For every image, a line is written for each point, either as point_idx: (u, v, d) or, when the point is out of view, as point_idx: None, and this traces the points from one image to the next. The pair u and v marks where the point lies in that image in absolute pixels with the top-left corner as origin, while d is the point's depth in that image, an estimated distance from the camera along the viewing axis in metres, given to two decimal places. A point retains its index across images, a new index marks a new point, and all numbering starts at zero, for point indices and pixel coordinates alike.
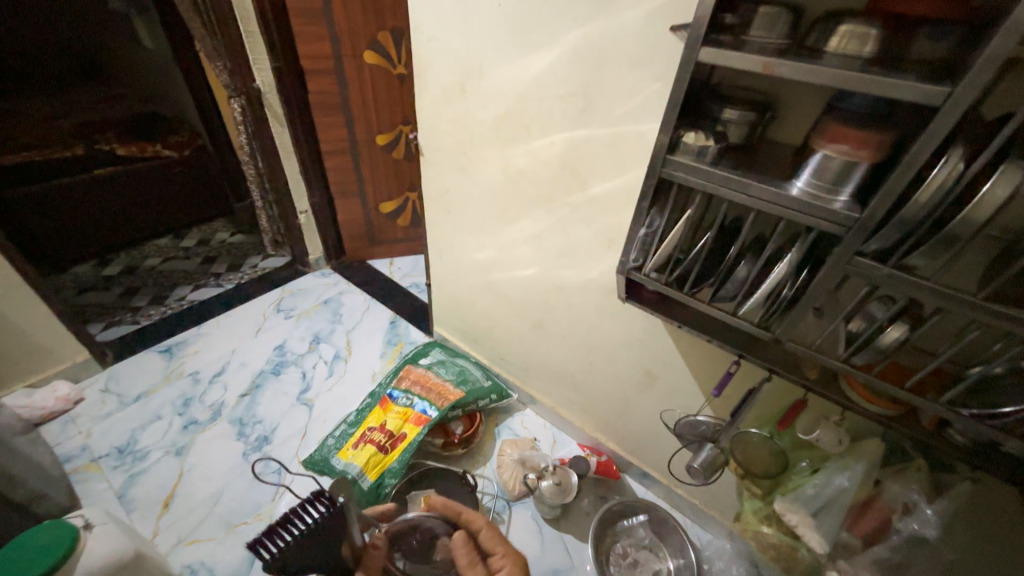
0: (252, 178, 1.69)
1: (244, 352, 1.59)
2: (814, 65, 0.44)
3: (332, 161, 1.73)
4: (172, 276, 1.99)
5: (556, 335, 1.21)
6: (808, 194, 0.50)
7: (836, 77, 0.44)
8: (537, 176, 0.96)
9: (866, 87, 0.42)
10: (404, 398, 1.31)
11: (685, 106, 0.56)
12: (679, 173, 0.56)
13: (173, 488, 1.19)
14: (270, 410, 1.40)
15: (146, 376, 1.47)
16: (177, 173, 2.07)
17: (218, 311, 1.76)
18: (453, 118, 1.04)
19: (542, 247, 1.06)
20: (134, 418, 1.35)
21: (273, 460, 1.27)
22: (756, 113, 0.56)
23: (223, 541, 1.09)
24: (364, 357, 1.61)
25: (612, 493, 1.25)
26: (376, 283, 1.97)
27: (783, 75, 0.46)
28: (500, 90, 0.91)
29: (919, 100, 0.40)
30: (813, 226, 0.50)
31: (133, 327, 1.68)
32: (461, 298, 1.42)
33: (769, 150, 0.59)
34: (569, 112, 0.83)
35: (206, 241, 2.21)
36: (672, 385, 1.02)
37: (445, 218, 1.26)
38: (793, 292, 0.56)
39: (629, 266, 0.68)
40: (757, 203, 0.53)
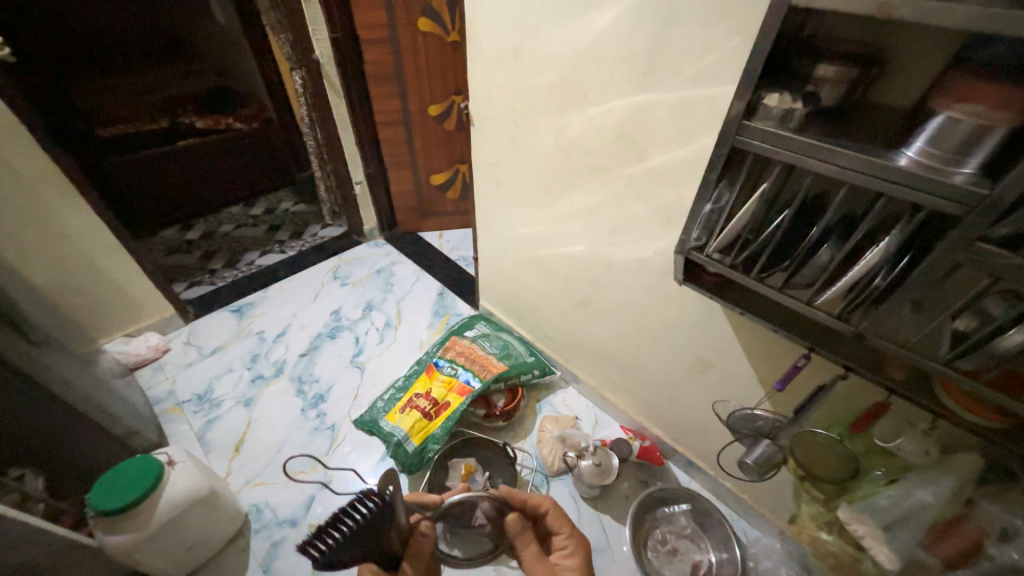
0: (312, 149, 1.76)
1: (304, 315, 1.69)
2: (945, 4, 0.35)
3: (386, 133, 1.75)
4: (243, 242, 2.14)
5: (604, 315, 1.16)
6: (920, 166, 0.42)
7: (975, 17, 0.35)
8: (592, 146, 0.90)
9: (1018, 28, 0.33)
10: (449, 368, 1.34)
11: (770, 63, 0.48)
12: (756, 142, 0.50)
13: (243, 434, 1.31)
14: (326, 370, 1.49)
15: (221, 332, 1.61)
16: (246, 145, 2.19)
17: (281, 276, 1.88)
18: (505, 84, 0.99)
19: (594, 223, 1.01)
20: (211, 369, 1.49)
21: (328, 417, 1.36)
22: (859, 67, 0.48)
23: (284, 486, 1.20)
24: (412, 326, 1.66)
25: (653, 479, 1.22)
26: (425, 254, 2.00)
27: (901, 18, 0.38)
28: (556, 53, 0.85)
29: None
30: (921, 205, 0.42)
31: (211, 288, 1.84)
32: (508, 273, 1.41)
33: (870, 113, 0.50)
34: (631, 75, 0.76)
35: (272, 210, 2.35)
36: (727, 375, 0.95)
37: (494, 190, 1.23)
38: (885, 284, 0.49)
39: (689, 246, 0.62)
40: (850, 176, 0.45)
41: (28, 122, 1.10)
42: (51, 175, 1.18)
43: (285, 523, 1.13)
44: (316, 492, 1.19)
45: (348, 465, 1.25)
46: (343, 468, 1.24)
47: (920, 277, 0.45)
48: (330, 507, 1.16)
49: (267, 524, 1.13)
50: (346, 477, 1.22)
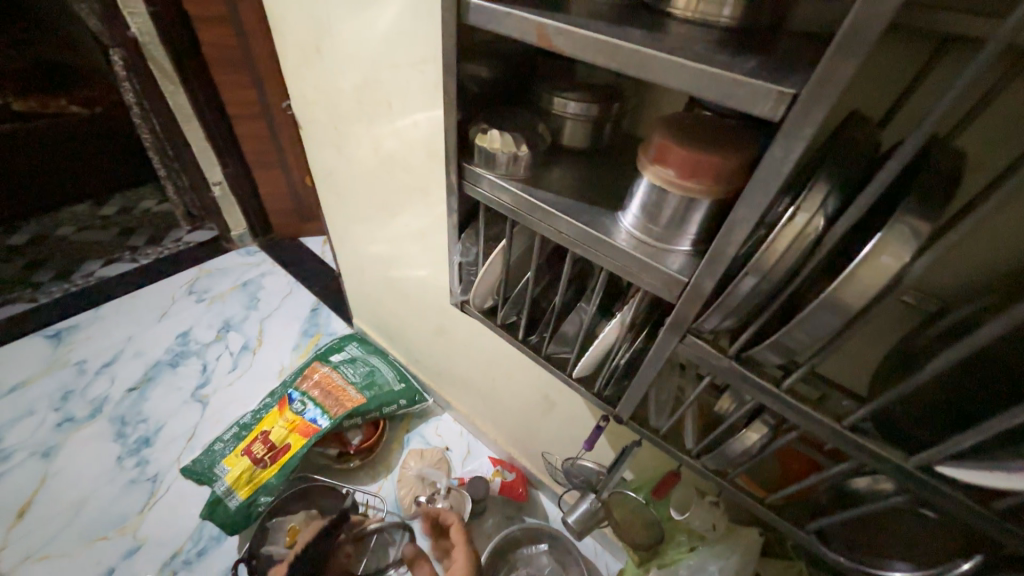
0: (149, 143, 1.49)
1: (142, 339, 1.44)
2: (592, 35, 0.27)
3: (244, 126, 1.53)
4: (85, 248, 1.72)
5: (458, 345, 1.05)
6: (635, 241, 0.34)
7: (631, 62, 0.27)
8: (409, 163, 0.78)
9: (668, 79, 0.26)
10: (298, 403, 1.15)
11: (477, 87, 0.40)
12: (484, 193, 0.41)
13: (31, 495, 1.09)
14: (158, 406, 1.28)
15: (28, 364, 1.34)
16: (86, 133, 1.77)
17: (122, 291, 1.58)
18: (317, 84, 0.84)
19: (430, 247, 0.89)
20: (5, 412, 1.23)
21: (150, 466, 1.16)
22: (598, 107, 0.39)
23: (75, 559, 1.00)
24: (274, 348, 1.45)
25: (520, 515, 1.13)
26: (304, 262, 1.78)
27: (562, 51, 0.29)
28: (353, 52, 0.72)
29: (736, 106, 0.24)
30: (634, 282, 0.35)
31: (28, 307, 1.49)
32: (370, 293, 1.25)
33: (629, 155, 0.43)
34: (425, 85, 0.65)
35: (128, 210, 1.91)
36: (571, 413, 0.88)
37: (337, 203, 1.07)
38: (629, 358, 0.41)
39: (458, 300, 0.51)
40: (566, 242, 0.37)
41: None
42: None
43: None
44: (116, 564, 1.00)
45: (164, 526, 1.06)
46: (157, 530, 1.05)
47: (651, 364, 0.37)
48: None
49: None
50: (160, 540, 1.04)
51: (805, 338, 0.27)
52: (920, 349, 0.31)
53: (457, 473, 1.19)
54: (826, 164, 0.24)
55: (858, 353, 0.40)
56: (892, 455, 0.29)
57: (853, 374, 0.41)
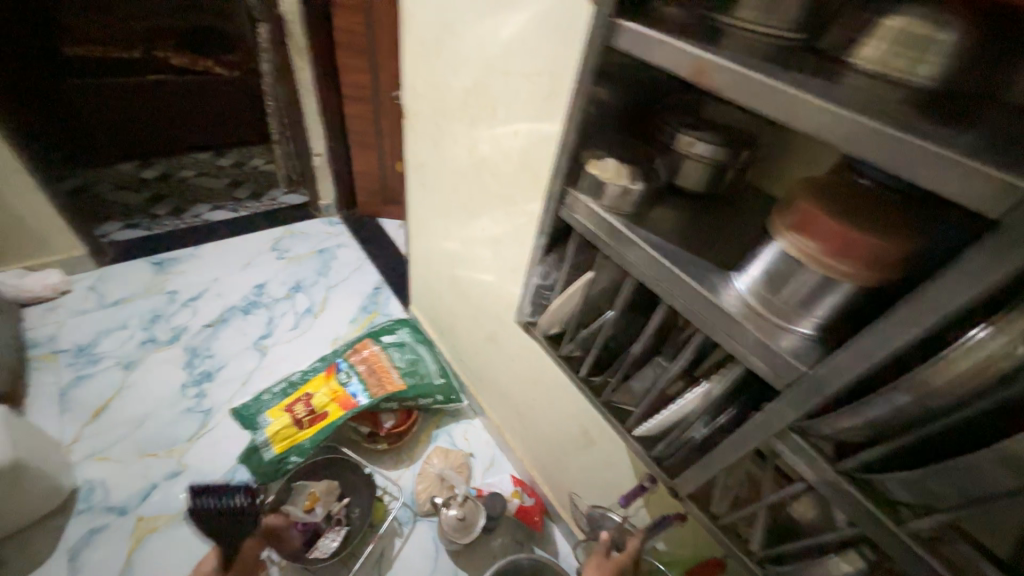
0: (271, 110, 1.63)
1: (226, 282, 1.58)
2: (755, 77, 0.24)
3: (352, 107, 1.62)
4: (198, 192, 1.93)
5: (505, 356, 1.03)
6: (746, 311, 0.30)
7: (799, 115, 0.23)
8: (499, 169, 0.78)
9: (846, 141, 0.22)
10: (344, 374, 1.19)
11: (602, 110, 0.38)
12: (581, 220, 0.38)
13: (108, 399, 1.22)
14: (224, 347, 1.38)
15: (132, 283, 1.52)
16: (224, 91, 1.99)
17: (219, 236, 1.74)
18: (430, 79, 0.87)
19: (500, 254, 0.88)
20: (105, 321, 1.40)
21: (207, 399, 1.25)
22: (728, 151, 0.35)
23: (129, 467, 1.10)
24: (334, 317, 1.53)
25: (530, 544, 1.08)
26: (378, 242, 1.86)
27: (715, 87, 0.26)
28: (471, 55, 0.73)
29: (936, 190, 0.20)
30: (730, 352, 0.31)
31: (144, 234, 1.69)
32: (431, 284, 1.27)
33: (748, 209, 0.39)
34: (534, 97, 0.64)
35: (240, 165, 2.11)
36: (608, 456, 0.83)
37: (421, 193, 1.10)
38: (703, 433, 0.37)
39: (524, 320, 0.49)
40: (660, 289, 0.34)
41: None
42: None
43: (113, 509, 1.03)
44: (160, 481, 1.09)
45: (206, 459, 1.14)
46: (198, 461, 1.13)
47: (732, 447, 0.33)
48: (169, 501, 1.06)
49: (94, 506, 1.03)
50: (198, 471, 1.11)
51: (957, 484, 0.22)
52: None
53: (476, 482, 1.18)
54: None
55: None
56: None
57: None
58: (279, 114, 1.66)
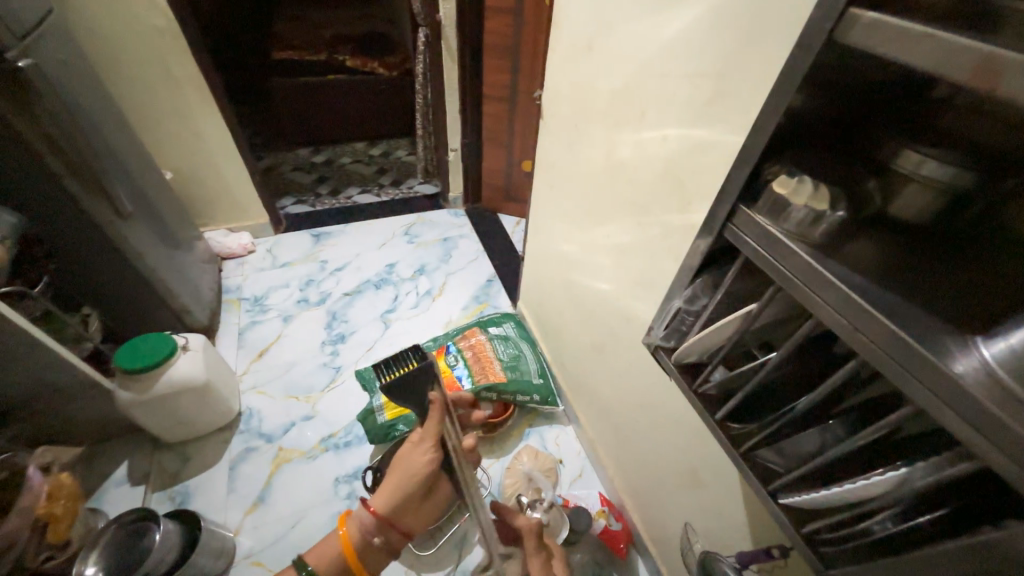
0: (420, 107, 1.79)
1: (365, 258, 1.79)
2: None
3: (490, 106, 1.70)
4: (352, 177, 2.22)
5: (612, 370, 0.99)
6: (994, 391, 0.22)
7: None
8: (637, 175, 0.73)
9: None
10: (452, 357, 1.26)
11: (797, 120, 0.32)
12: (750, 244, 0.33)
13: (270, 344, 1.48)
14: (357, 315, 1.57)
15: (296, 250, 1.81)
16: (382, 91, 2.24)
17: (364, 217, 1.97)
18: (575, 80, 0.86)
19: (623, 264, 0.84)
20: (275, 279, 1.69)
21: (339, 358, 1.44)
22: (973, 176, 0.27)
23: (277, 403, 1.32)
24: (448, 302, 1.63)
25: (611, 569, 1.03)
26: (495, 236, 1.94)
27: (1004, 91, 0.20)
28: (625, 55, 0.70)
29: None
30: (958, 439, 0.24)
31: (309, 209, 2.00)
32: (543, 284, 1.27)
33: (998, 254, 0.29)
34: (692, 101, 0.58)
35: (387, 155, 2.37)
36: (718, 504, 0.74)
37: (547, 193, 1.10)
38: (882, 525, 0.30)
39: (655, 343, 0.46)
40: (857, 342, 0.27)
41: (191, 39, 1.31)
42: (199, 85, 1.40)
43: (263, 435, 1.25)
44: (297, 421, 1.28)
45: (332, 410, 1.31)
46: (326, 410, 1.31)
47: (934, 557, 0.26)
48: (302, 439, 1.25)
49: (250, 429, 1.26)
50: (326, 419, 1.29)
51: None
52: None
53: (562, 490, 1.15)
54: None
55: None
56: None
57: None
58: (427, 111, 1.81)
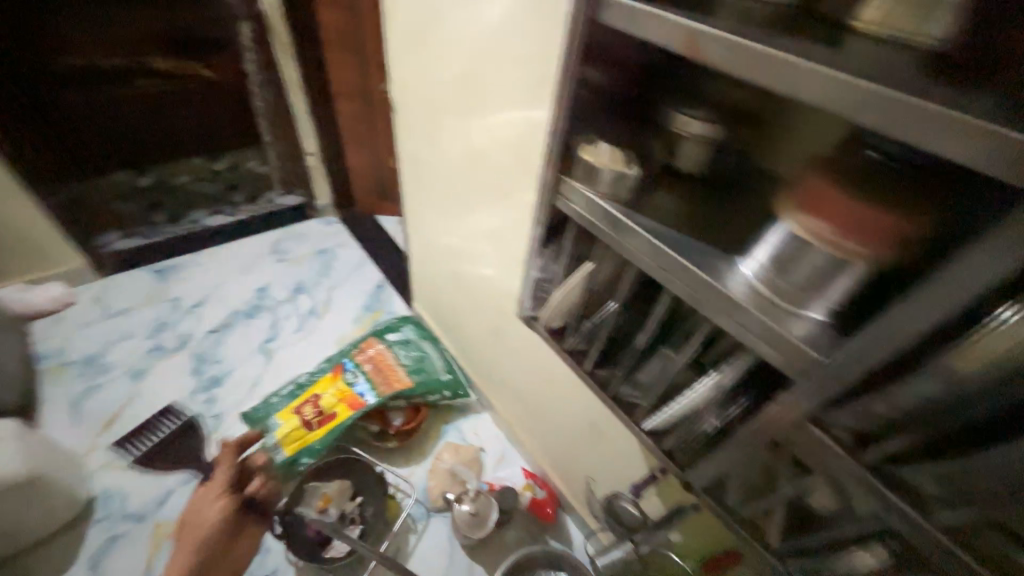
0: (262, 110, 1.61)
1: (229, 287, 1.58)
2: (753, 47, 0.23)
3: (344, 104, 1.60)
4: (196, 198, 1.92)
5: (510, 349, 1.02)
6: (753, 298, 0.29)
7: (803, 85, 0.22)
8: (495, 159, 0.76)
9: (857, 110, 0.21)
10: (350, 374, 1.19)
11: (596, 95, 0.36)
12: (579, 210, 0.37)
13: (119, 409, 1.23)
14: (231, 352, 1.39)
15: (136, 292, 1.52)
16: None
17: (219, 241, 1.73)
18: (419, 71, 0.85)
19: (500, 247, 0.87)
20: (112, 331, 1.41)
21: (215, 405, 1.26)
22: (719, 132, 0.35)
23: (144, 475, 1.11)
24: (337, 317, 1.52)
25: (544, 535, 1.08)
26: (377, 239, 1.85)
27: (713, 61, 0.25)
28: (459, 43, 0.71)
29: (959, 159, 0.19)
30: (743, 343, 0.30)
31: (144, 242, 1.69)
32: (433, 280, 1.25)
33: (757, 188, 0.37)
34: (526, 83, 0.62)
35: (235, 168, 2.10)
36: (618, 447, 0.82)
37: (417, 188, 1.08)
38: (714, 425, 0.36)
39: (526, 315, 0.48)
40: (665, 279, 0.32)
41: None
42: None
43: (132, 517, 1.05)
44: (174, 488, 1.10)
45: None
46: (210, 467, 1.14)
47: (745, 440, 0.32)
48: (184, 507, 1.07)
49: (111, 515, 1.05)
50: None
51: None
52: None
53: (487, 476, 1.18)
54: None
55: None
56: None
57: None
58: (271, 115, 1.63)
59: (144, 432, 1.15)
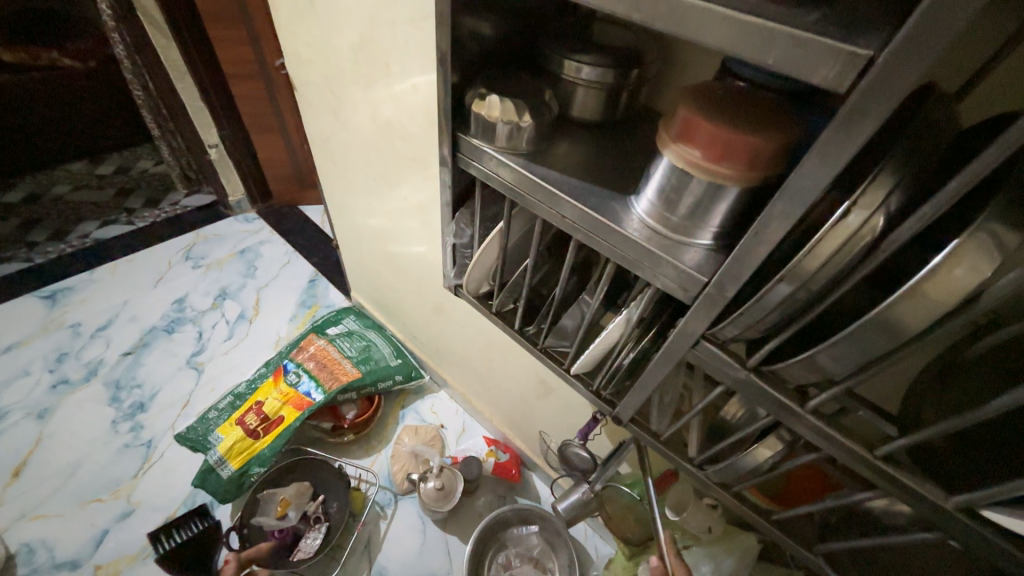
0: (142, 101, 1.42)
1: (138, 303, 1.42)
2: None
3: (240, 86, 1.45)
4: (81, 209, 1.70)
5: (456, 324, 1.01)
6: (647, 231, 0.30)
7: (658, 13, 0.22)
8: (406, 130, 0.73)
9: (705, 34, 0.21)
10: (293, 374, 1.13)
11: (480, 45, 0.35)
12: (481, 168, 0.37)
13: (26, 455, 1.10)
14: (153, 373, 1.27)
15: (23, 324, 1.33)
16: (81, 88, 1.71)
17: (118, 254, 1.55)
18: (311, 39, 0.78)
19: (427, 221, 0.84)
20: (1, 372, 1.23)
21: (144, 431, 1.16)
22: (616, 73, 0.34)
23: (71, 518, 1.01)
24: (270, 319, 1.43)
25: (513, 495, 1.13)
26: (304, 231, 1.73)
27: None
28: (349, 5, 0.65)
29: (791, 73, 0.20)
30: (644, 278, 0.31)
31: (24, 266, 1.48)
32: (367, 266, 1.20)
33: (649, 130, 0.38)
34: (425, 45, 0.59)
35: (125, 170, 1.87)
36: (569, 399, 0.86)
37: (334, 171, 1.02)
38: (633, 358, 0.38)
39: (452, 284, 0.48)
40: (569, 227, 0.33)
41: None
42: None
43: (63, 565, 0.95)
44: (111, 525, 1.01)
45: (159, 492, 1.06)
46: (151, 496, 1.06)
47: (657, 366, 0.34)
48: (126, 543, 0.99)
49: (38, 568, 0.95)
50: (154, 506, 1.04)
51: (840, 358, 0.24)
52: (972, 368, 0.25)
53: (450, 451, 1.19)
54: (893, 150, 0.20)
55: (902, 371, 0.34)
56: (930, 493, 0.25)
57: (891, 400, 0.35)
58: (154, 105, 1.45)
59: (169, 530, 0.96)
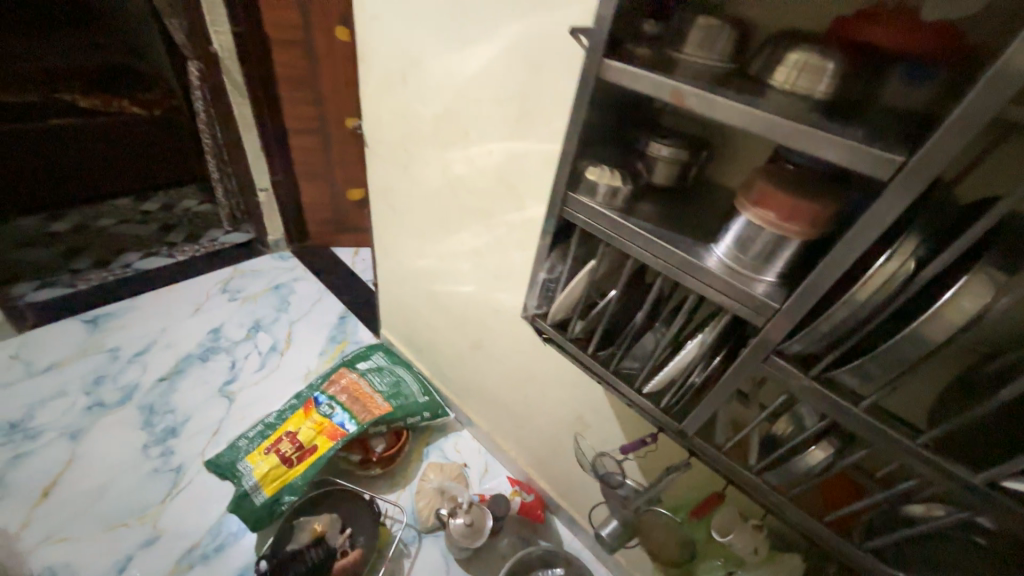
0: (209, 147, 1.57)
1: (176, 331, 1.48)
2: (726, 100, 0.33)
3: (297, 139, 1.61)
4: (125, 240, 1.80)
5: (491, 360, 1.08)
6: (727, 269, 0.39)
7: (753, 121, 0.33)
8: (474, 186, 0.85)
9: (787, 139, 0.32)
10: (325, 406, 1.16)
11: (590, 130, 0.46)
12: (582, 218, 0.46)
13: (56, 475, 1.10)
14: (186, 399, 1.30)
15: (65, 346, 1.38)
16: (140, 131, 1.88)
17: (159, 284, 1.62)
18: (395, 107, 0.92)
19: (480, 265, 0.94)
20: (37, 391, 1.26)
21: (174, 456, 1.17)
22: (687, 153, 0.46)
23: (94, 542, 1.00)
24: (301, 353, 1.48)
25: (535, 538, 1.13)
26: (335, 271, 1.83)
27: (691, 109, 0.35)
28: (438, 86, 0.80)
29: (851, 165, 0.30)
30: (723, 306, 0.40)
31: (68, 291, 1.54)
32: (405, 304, 1.29)
33: (709, 197, 0.49)
34: (507, 119, 0.72)
35: (169, 208, 2.00)
36: (603, 435, 0.91)
37: (389, 217, 1.14)
38: (702, 378, 0.46)
39: (532, 313, 0.57)
40: (659, 265, 0.42)
41: None
42: None
43: None
44: (134, 551, 1.00)
45: (184, 519, 1.06)
46: (176, 523, 1.06)
47: (727, 381, 0.42)
48: (148, 571, 0.98)
49: None
50: (179, 533, 1.04)
51: (885, 364, 0.32)
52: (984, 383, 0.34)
53: (475, 489, 1.21)
54: None
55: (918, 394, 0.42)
56: (962, 472, 0.32)
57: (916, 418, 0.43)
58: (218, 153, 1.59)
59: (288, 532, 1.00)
